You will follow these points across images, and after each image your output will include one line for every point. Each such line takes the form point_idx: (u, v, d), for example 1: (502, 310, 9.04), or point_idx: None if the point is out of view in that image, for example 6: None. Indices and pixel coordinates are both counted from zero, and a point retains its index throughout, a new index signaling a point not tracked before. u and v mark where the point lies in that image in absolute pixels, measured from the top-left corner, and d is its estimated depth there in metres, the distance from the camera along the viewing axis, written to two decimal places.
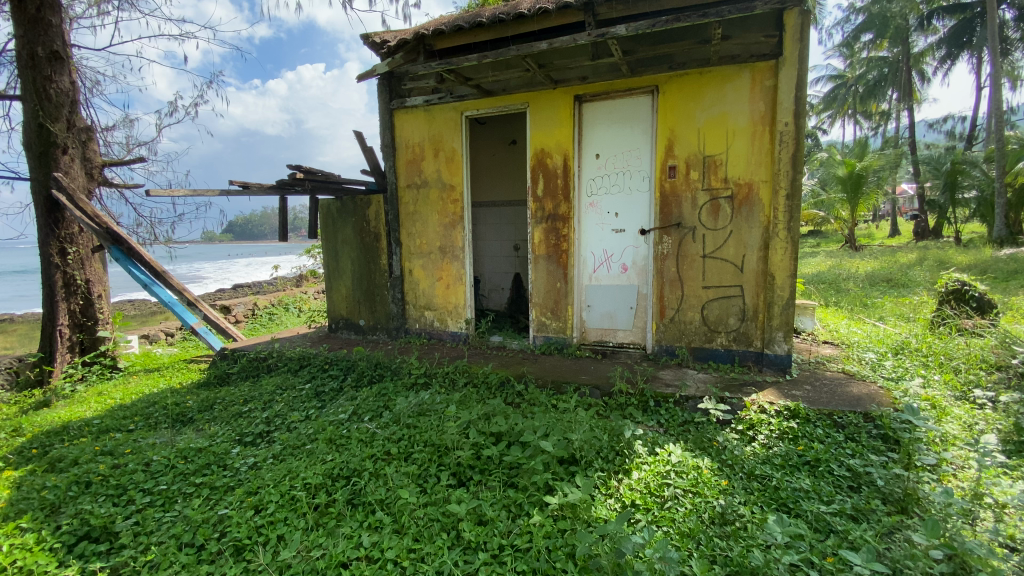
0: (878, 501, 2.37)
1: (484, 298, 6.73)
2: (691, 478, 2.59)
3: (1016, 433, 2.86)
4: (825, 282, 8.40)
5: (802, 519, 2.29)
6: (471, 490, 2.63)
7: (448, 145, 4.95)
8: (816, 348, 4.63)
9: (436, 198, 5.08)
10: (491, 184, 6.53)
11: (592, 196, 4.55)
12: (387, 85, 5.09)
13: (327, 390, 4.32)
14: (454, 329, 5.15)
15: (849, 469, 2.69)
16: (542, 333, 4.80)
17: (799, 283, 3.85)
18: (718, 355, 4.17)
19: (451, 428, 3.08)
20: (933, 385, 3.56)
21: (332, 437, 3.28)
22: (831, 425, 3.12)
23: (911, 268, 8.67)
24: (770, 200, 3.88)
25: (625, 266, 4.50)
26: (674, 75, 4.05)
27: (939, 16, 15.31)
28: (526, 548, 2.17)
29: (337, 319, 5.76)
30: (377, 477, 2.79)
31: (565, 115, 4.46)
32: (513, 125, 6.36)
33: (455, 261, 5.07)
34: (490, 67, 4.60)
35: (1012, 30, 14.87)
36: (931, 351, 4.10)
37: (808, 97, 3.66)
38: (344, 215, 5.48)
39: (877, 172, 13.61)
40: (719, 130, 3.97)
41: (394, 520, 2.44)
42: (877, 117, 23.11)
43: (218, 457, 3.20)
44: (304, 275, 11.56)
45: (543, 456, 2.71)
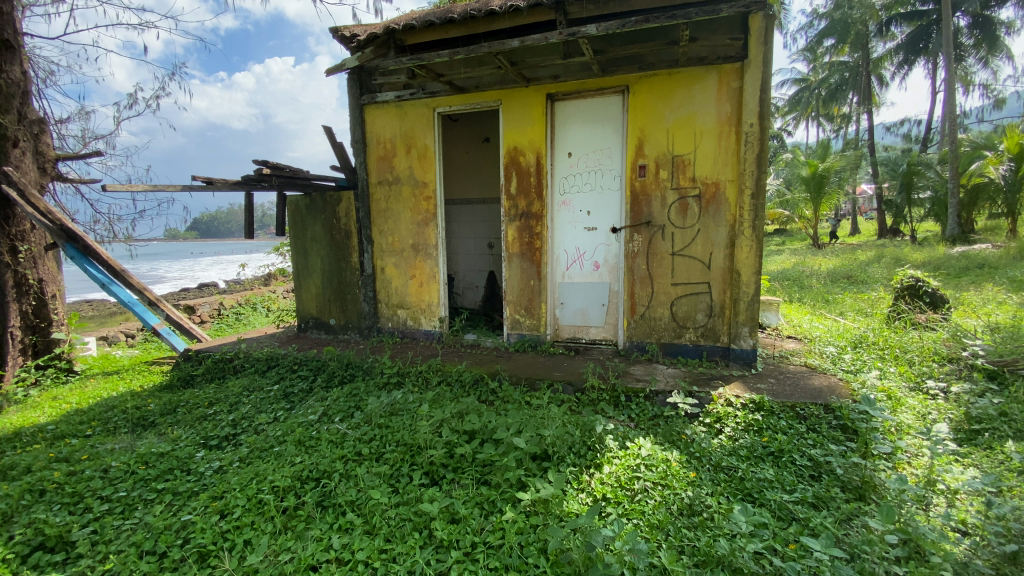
0: (837, 489, 2.47)
1: (458, 296, 6.70)
2: (661, 471, 2.64)
3: (967, 422, 3.02)
4: (789, 278, 8.68)
5: (766, 508, 2.36)
6: (443, 489, 2.62)
7: (420, 141, 4.91)
8: (780, 342, 4.78)
9: (408, 195, 5.02)
10: (464, 181, 6.50)
11: (564, 194, 4.58)
12: (357, 81, 5.00)
13: (296, 391, 4.23)
14: (427, 327, 5.11)
15: (810, 458, 2.78)
16: (516, 330, 4.80)
17: (763, 280, 3.97)
18: (687, 351, 4.26)
19: (423, 427, 3.05)
20: (889, 377, 3.72)
21: (301, 439, 3.21)
22: (793, 417, 3.23)
23: (870, 265, 9.03)
24: (736, 200, 3.98)
25: (597, 264, 4.55)
26: (644, 75, 4.11)
27: (897, 23, 16.10)
28: (498, 545, 2.18)
29: (307, 318, 5.65)
30: (348, 477, 2.75)
31: (537, 113, 4.47)
32: (486, 122, 6.34)
33: (428, 259, 5.02)
34: (462, 64, 4.58)
35: (965, 36, 15.62)
36: (887, 345, 4.28)
37: (771, 98, 3.77)
38: (313, 212, 5.37)
39: (839, 172, 14.12)
40: (687, 130, 4.05)
41: (365, 521, 2.41)
42: (839, 120, 23.98)
43: (181, 462, 3.10)
44: (271, 275, 11.26)
45: (516, 453, 2.72)
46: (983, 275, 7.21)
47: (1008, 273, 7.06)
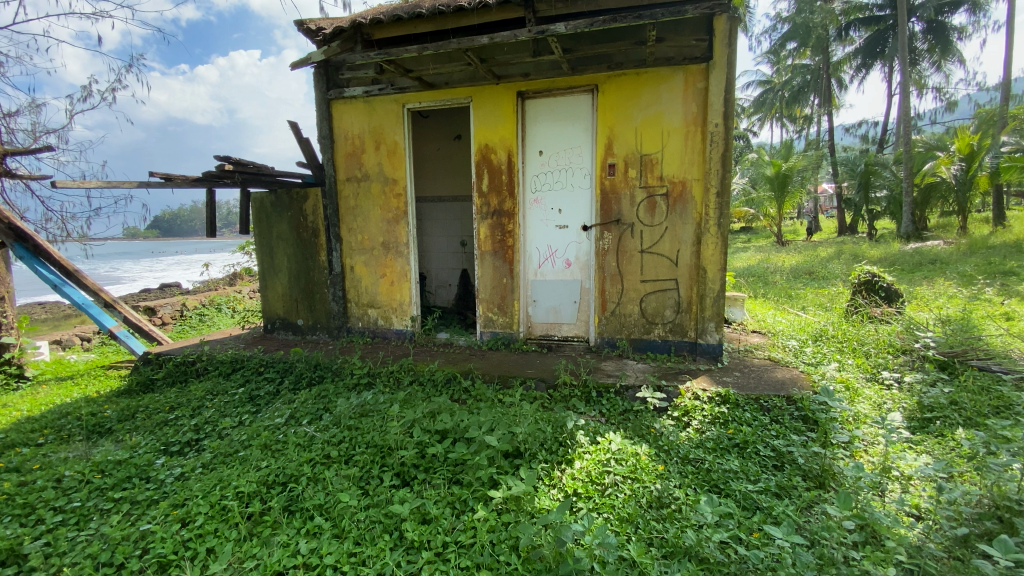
0: (799, 478, 2.55)
1: (430, 294, 6.63)
2: (630, 464, 2.68)
3: (919, 411, 3.16)
4: (754, 274, 8.94)
5: (732, 498, 2.42)
6: (414, 489, 2.59)
7: (390, 138, 4.83)
8: (745, 337, 4.91)
9: (378, 192, 4.94)
10: (436, 179, 6.44)
11: (536, 192, 4.58)
12: (323, 75, 4.89)
13: (262, 394, 4.12)
14: (399, 326, 5.05)
15: (773, 449, 2.86)
16: (489, 328, 4.79)
17: (728, 276, 4.08)
18: (656, 346, 4.33)
19: (394, 427, 3.01)
20: (847, 368, 3.87)
21: (267, 443, 3.13)
22: (758, 409, 3.32)
23: (830, 261, 9.37)
24: (702, 198, 4.07)
25: (569, 261, 4.57)
26: (613, 75, 4.14)
27: (855, 27, 16.69)
28: (469, 543, 2.17)
29: (273, 319, 5.51)
30: (316, 481, 2.69)
31: (508, 110, 4.46)
32: (457, 119, 6.30)
33: (399, 258, 4.96)
34: (432, 60, 4.53)
35: (919, 41, 16.34)
36: (846, 338, 4.44)
37: (735, 99, 3.87)
38: (279, 210, 5.23)
39: (801, 172, 14.57)
40: (655, 130, 4.11)
41: (334, 525, 2.36)
42: (801, 121, 24.79)
43: (141, 469, 2.97)
44: (237, 274, 10.92)
45: (488, 451, 2.71)
46: (934, 270, 7.58)
47: (956, 268, 7.42)
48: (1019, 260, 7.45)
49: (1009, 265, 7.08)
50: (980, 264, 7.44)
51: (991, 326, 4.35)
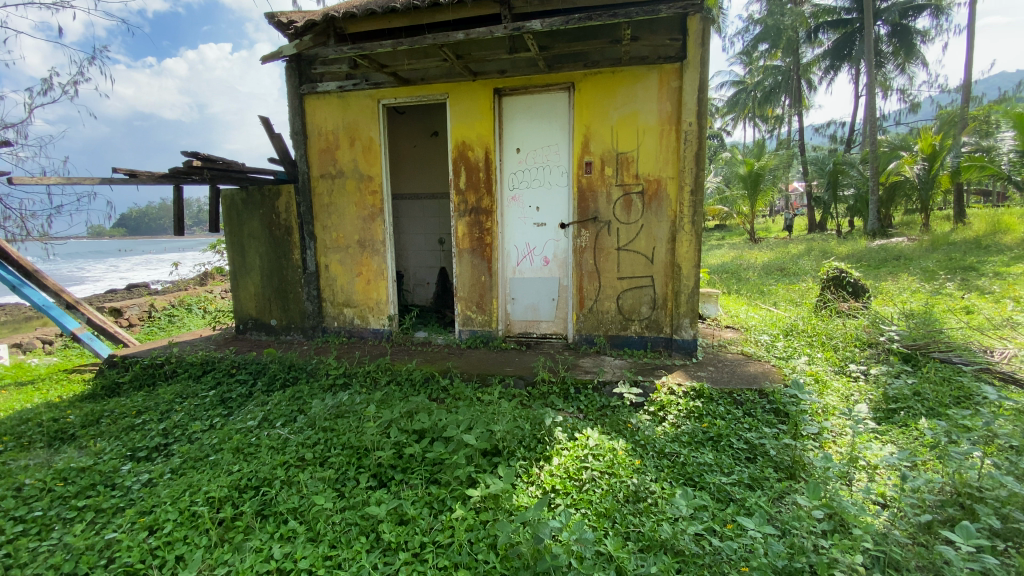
0: (771, 469, 2.61)
1: (408, 293, 6.56)
2: (607, 460, 2.70)
3: (884, 402, 3.27)
4: (728, 271, 9.13)
5: (706, 491, 2.47)
6: (391, 490, 2.56)
7: (364, 134, 4.76)
8: (719, 332, 5.01)
9: (353, 189, 4.86)
10: (413, 176, 6.37)
11: (513, 190, 4.57)
12: (296, 69, 4.78)
13: (234, 397, 4.01)
14: (376, 326, 4.98)
15: (746, 441, 2.92)
16: (468, 327, 4.76)
17: (702, 273, 4.14)
18: (632, 342, 4.38)
19: (370, 428, 2.97)
20: (816, 362, 3.98)
21: (239, 446, 3.05)
22: (731, 403, 3.38)
23: (801, 258, 9.62)
24: (676, 196, 4.12)
25: (547, 259, 4.58)
26: (589, 73, 4.16)
27: (824, 30, 17.19)
28: (447, 543, 2.15)
29: (246, 319, 5.38)
30: (290, 484, 2.63)
31: (485, 107, 4.43)
32: (434, 116, 6.24)
33: (375, 256, 4.89)
34: (407, 55, 4.47)
35: (885, 44, 16.88)
36: (815, 332, 4.57)
37: (708, 98, 3.92)
38: (251, 207, 5.11)
39: (773, 171, 14.83)
40: (631, 128, 4.14)
41: (309, 529, 2.31)
42: (773, 121, 25.38)
43: (106, 476, 2.87)
44: (207, 274, 10.63)
45: (466, 449, 2.69)
46: (899, 266, 7.84)
47: (919, 264, 7.70)
48: (977, 256, 7.76)
49: (968, 261, 7.37)
50: (942, 260, 7.73)
51: (952, 320, 4.52)
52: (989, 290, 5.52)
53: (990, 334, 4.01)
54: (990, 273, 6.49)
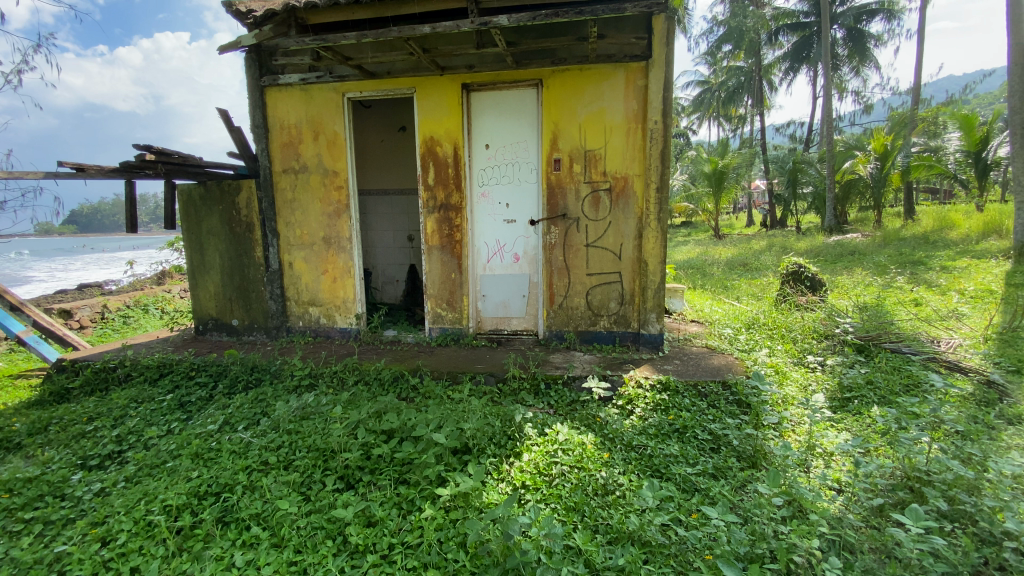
0: (733, 459, 2.69)
1: (376, 291, 6.45)
2: (576, 454, 2.72)
3: (839, 391, 3.41)
4: (693, 266, 9.35)
5: (672, 481, 2.52)
6: (359, 492, 2.51)
7: (329, 128, 4.64)
8: (684, 326, 5.12)
9: (318, 184, 4.74)
10: (380, 172, 6.26)
11: (483, 186, 4.55)
12: (256, 60, 4.62)
13: (194, 401, 3.87)
14: (343, 324, 4.88)
15: (710, 432, 2.99)
16: (438, 325, 4.71)
17: (668, 268, 4.22)
18: (601, 337, 4.43)
19: (337, 429, 2.90)
20: (777, 354, 4.12)
21: (198, 452, 2.93)
22: (696, 395, 3.47)
23: (762, 254, 9.93)
24: (643, 193, 4.19)
25: (517, 256, 4.57)
26: (557, 70, 4.17)
27: (784, 32, 17.80)
28: (417, 543, 2.13)
29: (205, 319, 5.17)
30: (253, 489, 2.55)
31: (453, 103, 4.38)
32: (401, 110, 6.13)
33: (341, 253, 4.79)
34: (372, 48, 4.38)
35: (840, 48, 17.58)
36: (775, 325, 4.72)
37: (673, 97, 3.99)
38: (209, 203, 4.92)
39: (736, 169, 15.25)
40: (598, 126, 4.18)
41: (273, 534, 2.24)
42: (736, 121, 26.11)
43: (54, 486, 2.71)
44: (165, 273, 10.19)
45: (435, 449, 2.66)
46: (853, 260, 8.20)
47: (872, 259, 8.07)
48: (925, 251, 8.19)
49: (917, 256, 7.76)
50: (892, 255, 8.12)
51: (902, 312, 4.75)
52: (935, 283, 5.84)
53: (936, 325, 4.25)
54: (937, 267, 6.85)
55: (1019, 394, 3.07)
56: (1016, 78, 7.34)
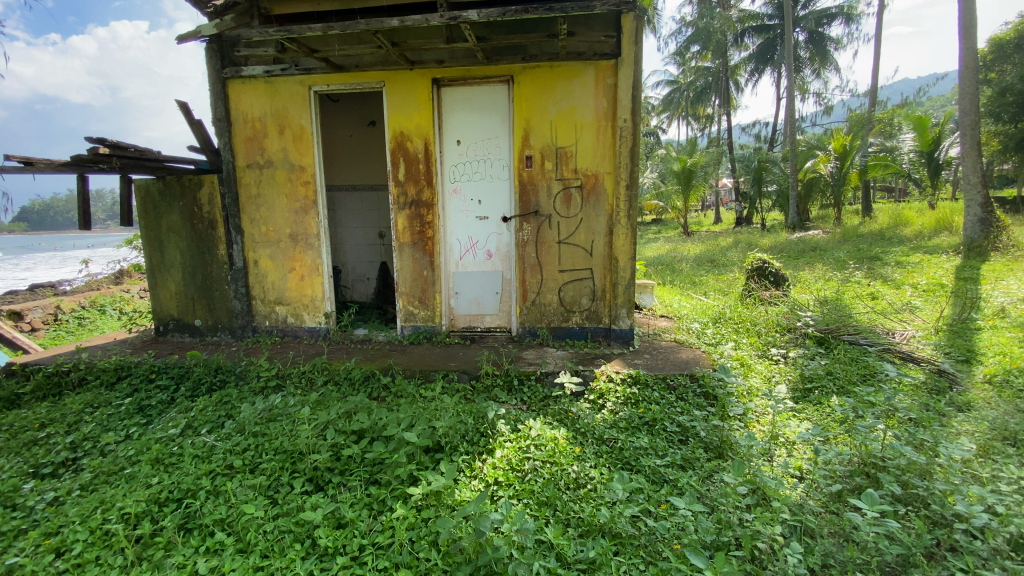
0: (701, 450, 2.75)
1: (347, 289, 6.34)
2: (549, 449, 2.73)
3: (801, 382, 3.53)
4: (663, 263, 9.53)
5: (642, 473, 2.56)
6: (328, 494, 2.47)
7: (295, 122, 4.53)
8: (654, 321, 5.20)
9: (284, 180, 4.62)
10: (349, 167, 6.14)
11: (454, 182, 4.51)
12: (217, 51, 4.46)
13: (154, 404, 3.72)
14: (311, 323, 4.77)
15: (679, 424, 3.05)
16: (410, 323, 4.65)
17: (638, 265, 4.29)
18: (574, 333, 4.47)
19: (305, 430, 2.83)
20: (742, 347, 4.23)
21: (159, 457, 2.82)
22: (665, 387, 3.53)
23: (729, 250, 10.18)
24: (613, 190, 4.24)
25: (490, 253, 4.56)
26: (527, 66, 4.17)
27: (749, 34, 18.29)
28: (388, 544, 2.10)
29: (166, 319, 4.98)
30: (217, 494, 2.47)
31: (423, 97, 4.32)
32: (371, 105, 6.03)
33: (309, 251, 4.68)
34: (339, 40, 4.29)
35: (802, 50, 18.16)
36: (741, 319, 4.85)
37: (642, 96, 4.04)
38: (169, 199, 4.73)
39: (704, 168, 15.59)
40: (569, 124, 4.20)
41: (238, 539, 2.18)
42: (704, 120, 26.69)
43: (3, 497, 2.57)
44: (123, 272, 9.79)
45: (407, 448, 2.63)
46: (815, 256, 8.50)
47: (832, 255, 8.38)
48: (881, 247, 8.54)
49: (874, 252, 8.09)
50: (851, 252, 8.44)
51: (860, 305, 4.94)
52: (891, 278, 6.10)
53: (891, 317, 4.45)
54: (892, 262, 7.17)
55: (967, 382, 3.24)
56: (965, 81, 7.73)
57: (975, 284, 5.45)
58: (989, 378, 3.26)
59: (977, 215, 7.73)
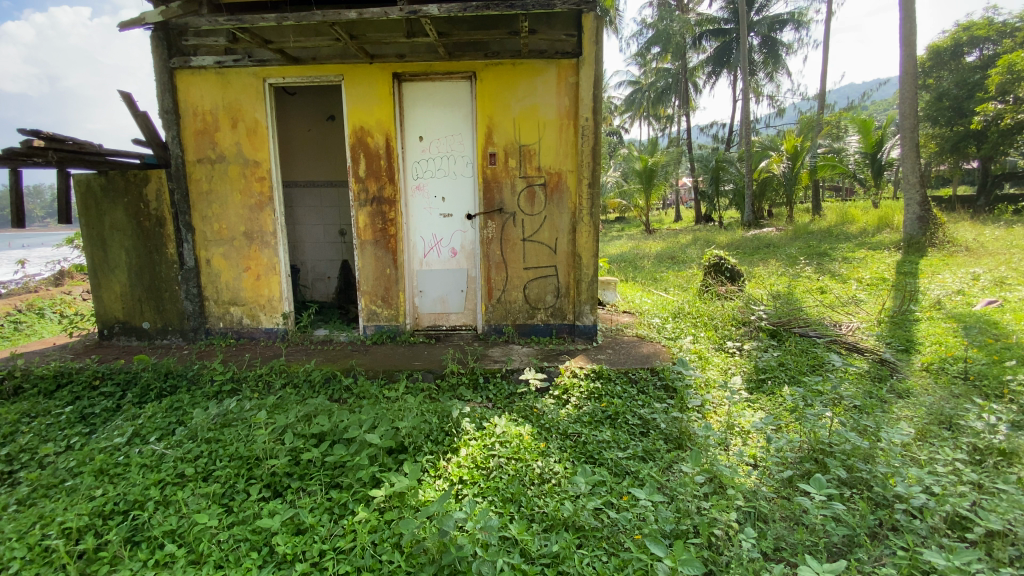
0: (661, 441, 2.82)
1: (307, 289, 6.16)
2: (514, 446, 2.73)
3: (755, 373, 3.67)
4: (625, 260, 9.72)
5: (605, 466, 2.60)
6: (287, 499, 2.39)
7: (249, 116, 4.36)
8: (617, 316, 5.29)
9: (237, 175, 4.44)
10: (307, 163, 5.96)
11: (417, 179, 4.45)
12: (163, 39, 4.24)
13: (98, 412, 3.51)
14: (268, 325, 4.62)
15: (640, 417, 3.12)
16: (373, 322, 4.54)
17: (601, 262, 4.35)
18: (538, 330, 4.49)
19: (262, 435, 2.74)
20: (699, 341, 4.37)
21: (103, 468, 2.66)
22: (626, 381, 3.61)
23: (688, 247, 10.46)
24: (576, 188, 4.28)
25: (454, 250, 4.54)
26: (490, 63, 4.15)
27: (707, 38, 18.86)
28: (349, 548, 2.05)
29: (110, 322, 4.71)
30: (167, 505, 2.36)
31: (384, 92, 4.24)
32: (329, 99, 5.88)
33: (265, 249, 4.53)
34: (295, 31, 4.16)
35: (756, 54, 18.83)
36: (699, 314, 5.00)
37: (603, 95, 4.10)
38: (112, 195, 4.48)
39: (665, 167, 15.97)
40: (532, 121, 4.22)
41: (190, 551, 2.08)
42: (664, 121, 27.35)
43: None
44: (64, 273, 9.22)
45: (369, 450, 2.59)
46: (768, 253, 8.85)
47: (784, 251, 8.74)
48: (829, 244, 8.97)
49: (822, 248, 8.49)
50: (802, 248, 8.83)
51: (810, 299, 5.18)
52: (838, 273, 6.42)
53: (838, 310, 4.69)
54: (839, 258, 7.54)
55: (906, 370, 3.46)
56: (905, 87, 8.20)
57: (914, 277, 5.80)
58: (926, 366, 3.49)
59: (916, 213, 8.22)
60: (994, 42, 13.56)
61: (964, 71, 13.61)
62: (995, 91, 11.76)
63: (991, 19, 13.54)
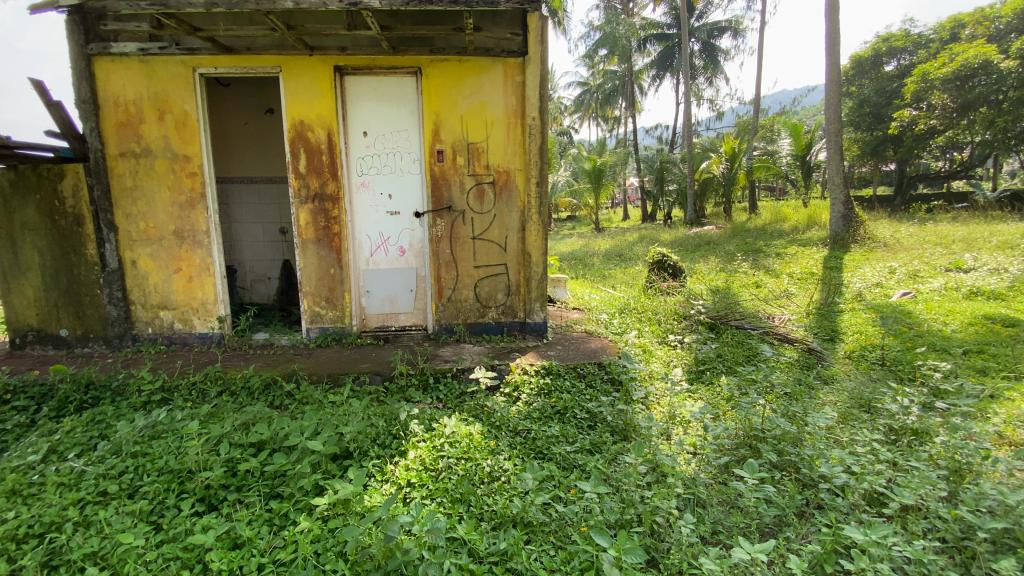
0: (608, 434, 2.89)
1: (246, 291, 5.87)
2: (463, 445, 2.72)
3: (694, 364, 3.83)
4: (574, 258, 9.88)
5: (553, 461, 2.64)
6: (223, 512, 2.27)
7: (177, 107, 4.10)
8: (566, 313, 5.37)
9: (165, 170, 4.17)
10: (245, 158, 5.68)
11: (362, 176, 4.34)
12: (79, 23, 3.91)
13: (7, 429, 3.19)
14: (203, 329, 4.37)
15: (587, 411, 3.19)
16: (317, 324, 4.38)
17: (550, 260, 4.40)
18: (490, 328, 4.49)
19: (194, 447, 2.58)
20: (644, 335, 4.51)
21: (14, 489, 2.41)
22: (575, 376, 3.67)
23: (635, 245, 10.77)
24: (524, 187, 4.31)
25: (402, 249, 4.46)
26: (435, 59, 4.10)
27: (651, 41, 19.46)
28: (290, 560, 1.98)
29: (21, 331, 4.29)
30: (88, 526, 2.18)
31: (325, 85, 4.10)
32: (268, 92, 5.62)
33: (197, 249, 4.28)
34: (228, 19, 3.94)
35: (698, 59, 19.60)
36: (644, 309, 5.15)
37: (549, 94, 4.15)
38: (22, 191, 4.09)
39: (613, 167, 16.38)
40: (479, 119, 4.20)
41: (114, 573, 1.94)
42: (612, 121, 28.03)
43: None
44: None
45: (311, 457, 2.50)
46: (708, 250, 9.28)
47: (722, 248, 9.18)
48: (764, 241, 9.49)
49: (757, 245, 8.98)
50: (738, 245, 9.30)
51: (746, 293, 5.46)
52: (771, 268, 6.81)
53: (771, 304, 4.98)
54: (773, 254, 7.99)
55: (830, 358, 3.71)
56: (830, 94, 8.79)
57: (838, 272, 6.24)
58: (849, 354, 3.76)
59: (841, 211, 8.83)
60: (910, 53, 14.75)
61: (883, 79, 14.73)
62: (910, 98, 12.82)
63: (907, 31, 14.75)
